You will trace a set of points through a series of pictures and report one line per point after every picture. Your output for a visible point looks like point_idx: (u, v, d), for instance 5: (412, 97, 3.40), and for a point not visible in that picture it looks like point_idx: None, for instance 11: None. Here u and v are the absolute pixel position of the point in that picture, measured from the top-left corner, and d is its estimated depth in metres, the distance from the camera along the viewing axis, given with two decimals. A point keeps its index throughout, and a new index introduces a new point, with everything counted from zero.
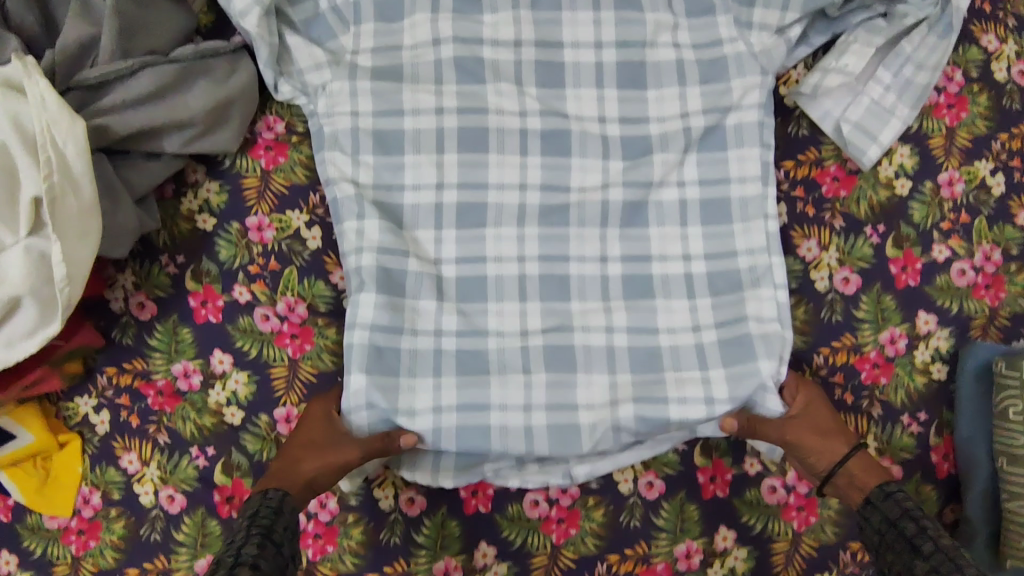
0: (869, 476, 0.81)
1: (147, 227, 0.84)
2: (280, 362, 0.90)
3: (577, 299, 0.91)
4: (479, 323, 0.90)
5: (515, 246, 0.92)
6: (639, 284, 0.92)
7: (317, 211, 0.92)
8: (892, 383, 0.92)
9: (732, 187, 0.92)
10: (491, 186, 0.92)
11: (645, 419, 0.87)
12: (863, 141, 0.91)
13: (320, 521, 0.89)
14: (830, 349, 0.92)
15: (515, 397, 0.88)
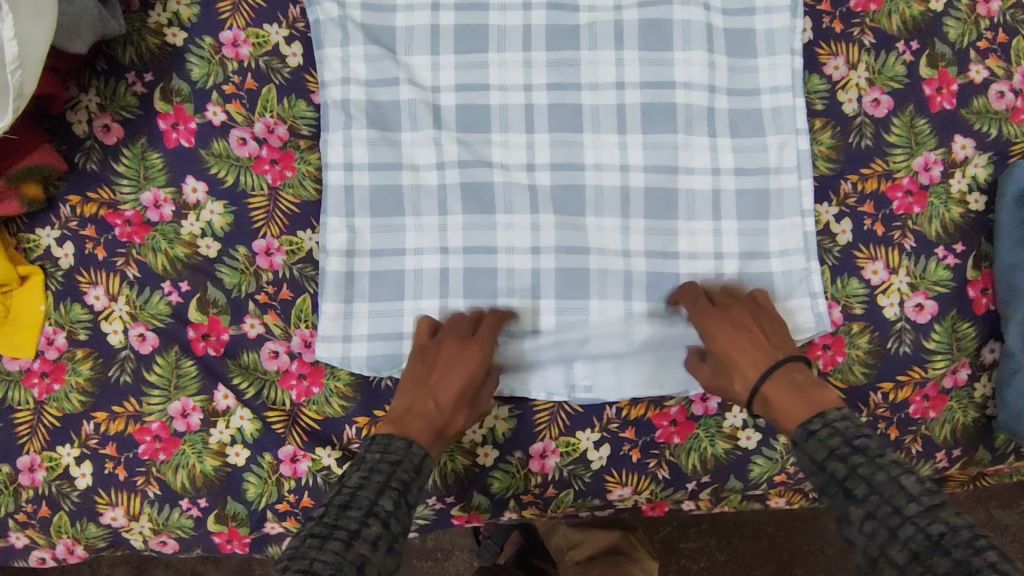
0: (803, 402, 0.67)
1: (109, 25, 0.80)
2: (259, 192, 0.83)
3: (591, 129, 0.84)
4: (482, 154, 0.84)
5: (521, 74, 0.85)
6: (659, 112, 0.84)
7: (298, 25, 0.87)
8: (926, 213, 0.84)
9: (757, 19, 0.86)
10: (492, 8, 0.86)
11: (655, 272, 0.82)
12: None
13: (304, 362, 0.81)
14: (858, 176, 0.85)
15: (520, 240, 0.82)
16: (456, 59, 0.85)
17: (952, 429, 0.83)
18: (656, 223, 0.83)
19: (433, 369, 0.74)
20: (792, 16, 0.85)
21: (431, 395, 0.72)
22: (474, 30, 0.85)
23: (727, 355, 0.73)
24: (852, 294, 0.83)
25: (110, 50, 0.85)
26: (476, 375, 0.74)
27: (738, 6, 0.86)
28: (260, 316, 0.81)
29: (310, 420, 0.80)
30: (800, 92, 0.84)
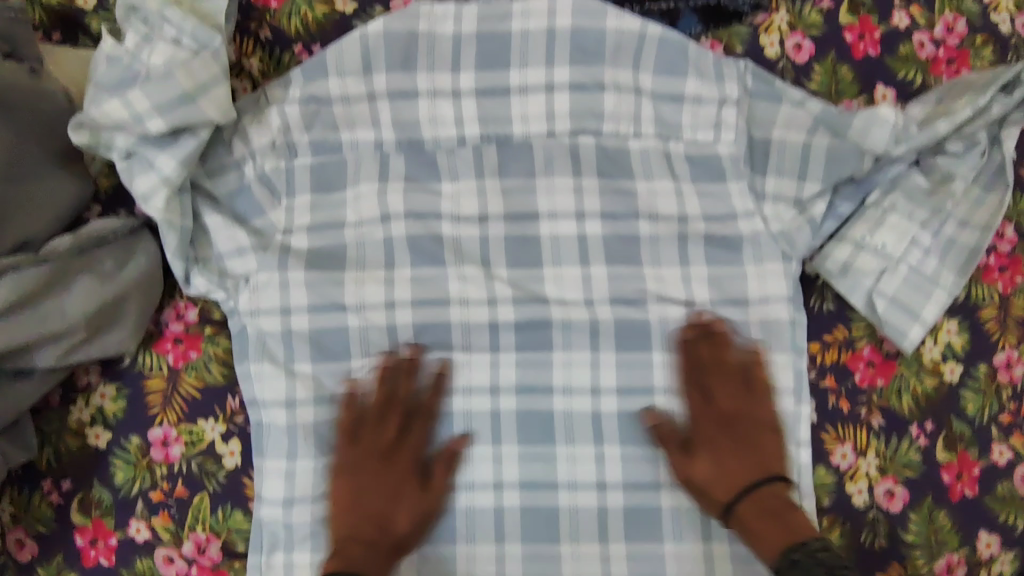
0: (777, 529, 0.63)
1: None
2: (157, 373, 0.72)
3: (561, 349, 0.74)
4: (429, 376, 0.72)
5: (483, 287, 0.74)
6: (634, 333, 0.74)
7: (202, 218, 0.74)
8: (893, 386, 0.75)
9: (741, 225, 0.75)
10: (445, 216, 0.75)
11: (632, 508, 0.71)
12: (902, 320, 0.74)
13: (203, 568, 0.70)
14: (819, 344, 0.76)
15: (481, 473, 0.72)
16: (409, 242, 0.74)
17: None
18: (635, 450, 0.72)
19: (367, 476, 0.67)
20: (784, 184, 0.75)
21: (385, 522, 0.66)
22: (424, 213, 0.74)
23: (731, 482, 0.66)
24: (820, 483, 0.74)
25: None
26: (410, 487, 0.68)
27: (720, 211, 0.76)
28: (149, 518, 0.71)
29: None
30: (793, 272, 0.75)
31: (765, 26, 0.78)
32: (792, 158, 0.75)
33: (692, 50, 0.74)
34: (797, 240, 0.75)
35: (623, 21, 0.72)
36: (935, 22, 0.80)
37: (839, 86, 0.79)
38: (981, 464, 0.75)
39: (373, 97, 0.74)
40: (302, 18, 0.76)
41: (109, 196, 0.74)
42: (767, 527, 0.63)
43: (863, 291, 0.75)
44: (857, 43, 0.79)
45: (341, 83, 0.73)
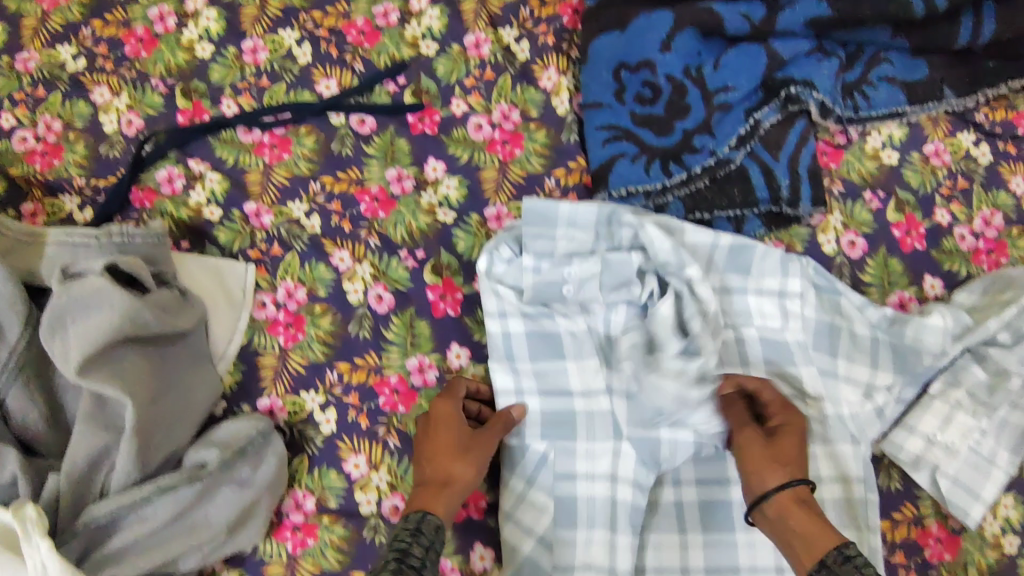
0: (819, 525, 0.67)
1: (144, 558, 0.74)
2: (275, 560, 0.78)
3: (656, 530, 0.80)
4: (563, 556, 0.78)
5: (608, 461, 0.81)
6: (720, 513, 0.79)
7: (334, 390, 0.83)
8: (959, 559, 0.82)
9: (810, 405, 0.83)
10: (575, 393, 0.82)
11: None
12: (965, 499, 0.81)
13: None
14: (890, 521, 0.83)
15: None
16: (544, 417, 0.81)
17: None
18: None
19: (445, 440, 0.75)
20: (857, 370, 0.84)
21: (426, 459, 0.75)
22: (557, 394, 0.82)
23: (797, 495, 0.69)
24: None
25: (59, 404, 0.76)
26: (456, 430, 0.76)
27: (791, 392, 0.84)
28: None
29: None
30: (864, 454, 0.82)
31: (821, 226, 0.89)
32: (863, 350, 0.85)
33: (759, 253, 0.85)
34: (866, 426, 0.83)
35: (699, 233, 0.83)
36: (973, 217, 0.91)
37: (891, 277, 0.89)
38: None
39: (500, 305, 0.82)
40: (407, 227, 0.88)
41: (234, 391, 0.83)
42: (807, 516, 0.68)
43: (927, 470, 0.82)
44: (906, 238, 0.90)
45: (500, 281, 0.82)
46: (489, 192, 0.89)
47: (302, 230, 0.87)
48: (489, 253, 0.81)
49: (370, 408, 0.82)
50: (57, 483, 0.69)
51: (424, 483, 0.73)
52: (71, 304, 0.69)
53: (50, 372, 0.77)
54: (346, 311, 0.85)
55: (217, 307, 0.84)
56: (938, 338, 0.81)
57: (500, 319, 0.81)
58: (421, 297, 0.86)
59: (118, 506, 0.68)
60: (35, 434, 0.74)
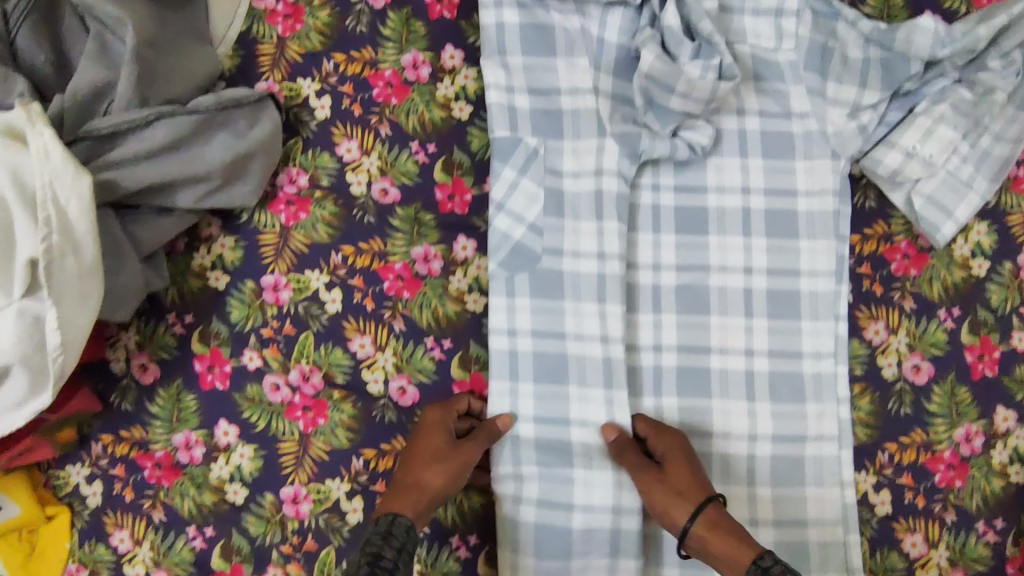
0: (736, 540, 0.69)
1: (153, 285, 0.77)
2: (271, 229, 0.84)
3: (651, 230, 0.85)
4: (554, 241, 0.81)
5: (593, 159, 0.82)
6: (694, 217, 0.85)
7: (330, 80, 0.86)
8: (925, 275, 0.85)
9: (794, 123, 0.86)
10: (563, 92, 0.83)
11: (686, 366, 0.83)
12: (937, 217, 0.84)
13: (306, 394, 0.82)
14: (861, 236, 0.86)
15: (591, 326, 0.80)
16: (531, 114, 0.83)
17: (983, 497, 0.83)
18: (688, 318, 0.84)
19: (427, 448, 0.75)
20: (844, 91, 0.85)
21: (405, 467, 0.75)
22: (544, 93, 0.83)
23: (713, 525, 0.71)
24: (853, 355, 0.84)
25: (66, 55, 0.79)
26: (440, 435, 0.76)
27: (776, 111, 0.86)
28: (260, 350, 0.83)
29: (318, 451, 0.82)
30: (842, 168, 0.85)
31: None
32: (853, 70, 0.84)
33: None
34: (848, 142, 0.85)
35: None
36: None
37: (888, 11, 0.89)
38: (1001, 349, 0.85)
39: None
40: None
41: (233, 75, 0.85)
42: (724, 542, 0.70)
43: (903, 190, 0.85)
44: None
45: None
46: None
47: None
48: None
49: (363, 99, 0.86)
50: (62, 102, 0.72)
51: (397, 490, 0.73)
52: None
53: (56, 24, 0.78)
54: (345, 6, 0.87)
55: None
56: (928, 40, 0.81)
57: (495, 12, 0.83)
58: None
59: (118, 125, 0.71)
60: (43, 77, 0.77)
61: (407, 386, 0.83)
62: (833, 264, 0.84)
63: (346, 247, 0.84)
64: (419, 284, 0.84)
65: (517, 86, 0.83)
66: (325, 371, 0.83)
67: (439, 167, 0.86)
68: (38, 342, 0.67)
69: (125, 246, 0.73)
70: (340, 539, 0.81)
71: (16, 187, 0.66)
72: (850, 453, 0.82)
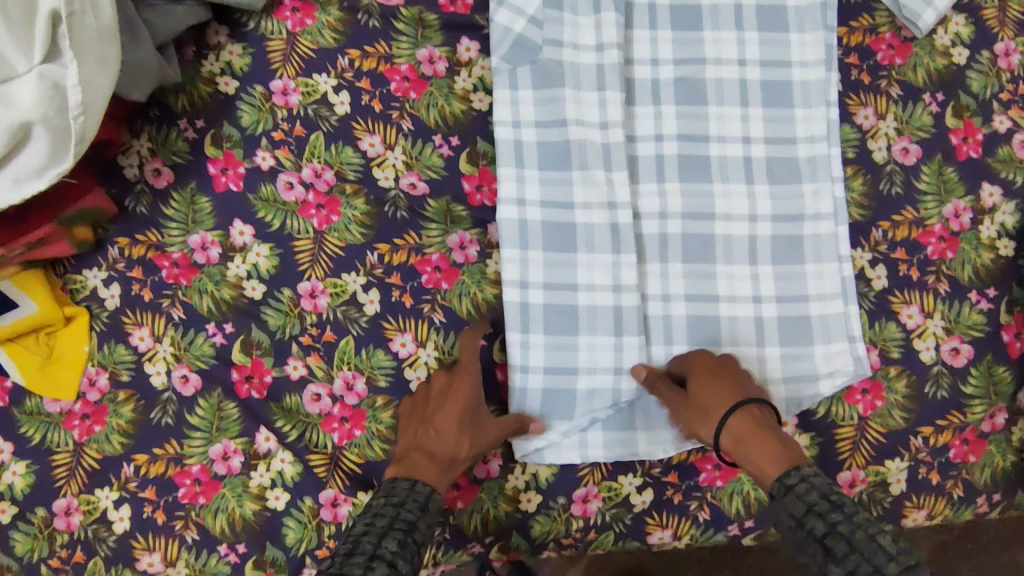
0: (766, 442, 0.67)
1: (168, 75, 0.78)
2: (278, 36, 0.86)
3: (648, 27, 0.88)
4: (553, 33, 0.84)
5: None
6: (688, 14, 0.88)
7: None
8: (909, 63, 0.90)
9: None
10: None
11: (687, 155, 0.86)
12: (918, 4, 0.88)
13: (319, 192, 0.83)
14: (847, 30, 0.90)
15: (590, 114, 0.84)
16: None
17: (973, 270, 0.86)
18: (688, 109, 0.86)
19: (454, 411, 0.74)
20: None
21: (429, 434, 0.73)
22: None
23: (739, 437, 0.68)
24: (845, 139, 0.88)
25: None
26: (463, 406, 0.74)
27: None
28: (273, 151, 0.84)
29: (334, 246, 0.83)
30: None
31: None
32: None
33: None
34: None
35: None
36: None
37: None
38: (983, 131, 0.89)
39: None
40: None
41: None
42: (755, 450, 0.67)
43: None
44: None
45: None
46: None
47: None
48: None
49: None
50: None
51: (427, 456, 0.72)
52: None
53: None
54: None
55: None
56: None
57: None
58: None
59: None
60: None
61: (418, 181, 0.84)
62: (823, 54, 0.87)
63: (353, 51, 0.86)
64: (424, 84, 0.86)
65: None
66: (337, 169, 0.84)
67: None
68: (60, 106, 0.68)
69: (142, 30, 0.75)
70: (358, 329, 0.81)
71: None
72: (846, 229, 0.85)
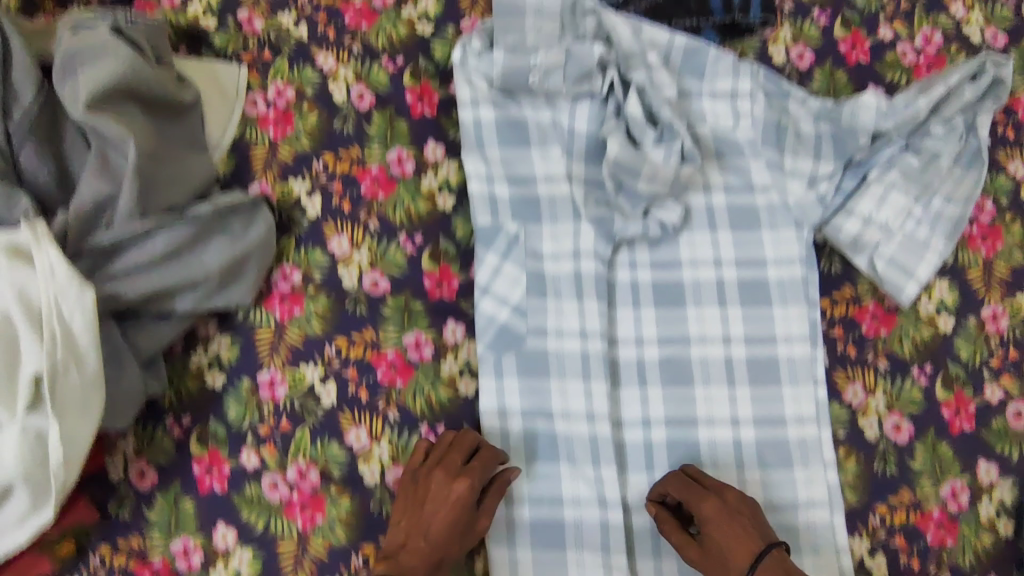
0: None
1: (153, 390, 0.78)
2: (266, 326, 0.86)
3: (631, 306, 0.88)
4: (537, 321, 0.85)
5: (571, 241, 0.87)
6: (668, 291, 0.88)
7: (320, 179, 0.90)
8: (894, 334, 0.89)
9: (758, 197, 0.90)
10: (539, 180, 0.87)
11: (677, 440, 0.84)
12: (900, 277, 0.88)
13: (303, 491, 0.82)
14: (830, 300, 0.90)
15: (576, 405, 0.84)
16: (512, 203, 0.87)
17: (975, 554, 0.84)
18: (675, 391, 0.86)
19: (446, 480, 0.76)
20: (803, 163, 0.90)
21: (424, 529, 0.74)
22: (522, 181, 0.87)
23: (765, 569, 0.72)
24: (836, 418, 0.86)
25: (67, 167, 0.82)
26: (467, 504, 0.76)
27: (740, 185, 0.91)
28: (258, 448, 0.83)
29: (318, 549, 0.81)
30: (805, 237, 0.89)
31: (773, 39, 0.95)
32: (807, 145, 0.90)
33: (712, 56, 0.91)
34: (809, 211, 0.89)
35: (654, 35, 0.88)
36: (915, 35, 0.98)
37: (837, 87, 0.95)
38: (975, 402, 0.88)
39: (476, 101, 0.86)
40: (388, 37, 0.94)
41: (227, 178, 0.89)
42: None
43: (867, 254, 0.89)
44: (851, 52, 0.96)
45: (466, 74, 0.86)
46: (464, 6, 0.95)
47: (290, 37, 0.93)
48: (462, 43, 0.86)
49: (352, 195, 0.90)
50: (68, 217, 0.75)
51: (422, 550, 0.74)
52: (76, 50, 0.76)
53: (60, 142, 0.82)
54: (332, 109, 0.91)
55: (212, 101, 0.90)
56: (871, 118, 0.87)
57: (472, 109, 0.86)
58: (400, 98, 0.92)
59: (118, 235, 0.74)
60: (46, 192, 0.80)
61: None
62: (806, 329, 0.88)
63: (340, 338, 0.86)
64: (411, 371, 0.85)
65: (497, 177, 0.87)
66: (322, 465, 0.83)
67: (427, 255, 0.89)
68: (40, 457, 0.68)
69: (126, 354, 0.75)
70: None
71: (22, 306, 0.68)
72: (842, 518, 0.83)
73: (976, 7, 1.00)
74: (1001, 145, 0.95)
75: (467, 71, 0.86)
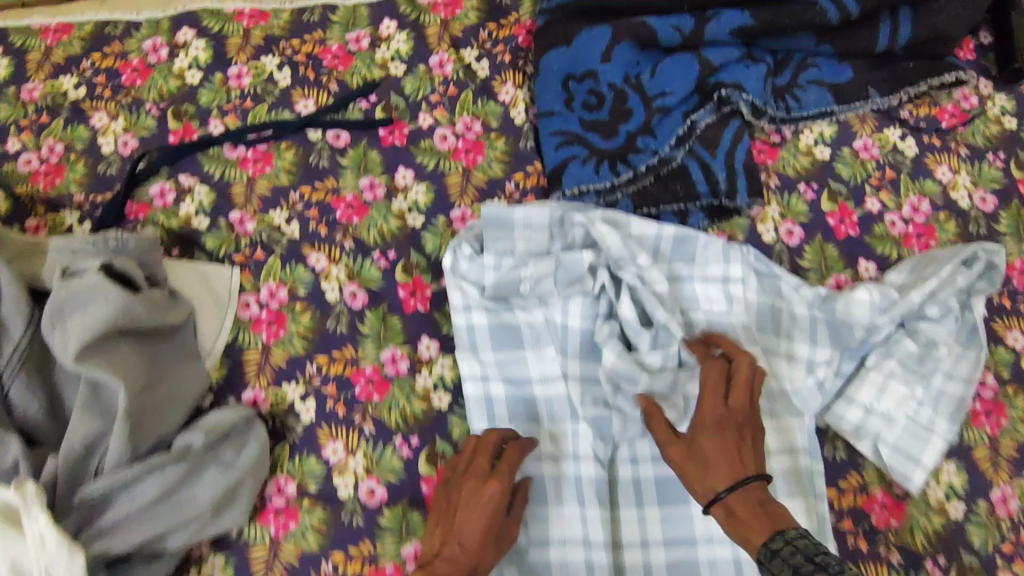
0: (763, 518, 0.69)
1: None
2: (261, 543, 0.84)
3: (634, 505, 0.86)
4: (539, 531, 0.84)
5: (569, 442, 0.86)
6: (672, 488, 0.86)
7: (314, 382, 0.89)
8: (905, 524, 0.87)
9: None
10: (534, 380, 0.88)
11: None
12: (906, 466, 0.86)
13: None
14: (837, 489, 0.88)
15: None
16: (508, 404, 0.87)
17: None
18: None
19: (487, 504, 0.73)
20: (798, 348, 0.89)
21: (459, 538, 0.72)
22: (517, 382, 0.88)
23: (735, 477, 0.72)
24: None
25: (59, 397, 0.83)
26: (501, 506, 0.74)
27: None
28: None
29: None
30: (808, 426, 0.88)
31: (760, 216, 0.96)
32: (802, 329, 0.89)
33: (702, 242, 0.91)
34: (810, 400, 0.88)
35: (643, 230, 0.90)
36: (902, 205, 0.98)
37: (828, 262, 0.95)
38: None
39: (469, 306, 0.88)
40: (379, 231, 0.95)
41: (220, 386, 0.89)
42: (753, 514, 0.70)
43: (869, 440, 0.88)
44: (840, 225, 0.96)
45: (458, 279, 0.88)
46: (454, 195, 0.96)
47: (282, 235, 0.94)
48: (454, 248, 0.88)
49: (346, 397, 0.89)
50: (58, 465, 0.76)
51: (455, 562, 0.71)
52: (69, 296, 0.77)
53: (52, 372, 0.82)
54: (325, 308, 0.92)
55: (205, 307, 0.90)
56: (865, 312, 0.87)
57: (465, 314, 0.88)
58: (393, 295, 0.93)
59: (109, 485, 0.74)
60: (38, 426, 0.80)
61: None
62: (817, 523, 0.84)
63: (336, 553, 0.84)
64: None
65: (492, 379, 0.88)
66: None
67: (423, 458, 0.87)
68: None
69: None
70: None
71: None
72: None
73: (963, 168, 1.00)
74: (995, 316, 0.94)
75: (459, 277, 0.88)
